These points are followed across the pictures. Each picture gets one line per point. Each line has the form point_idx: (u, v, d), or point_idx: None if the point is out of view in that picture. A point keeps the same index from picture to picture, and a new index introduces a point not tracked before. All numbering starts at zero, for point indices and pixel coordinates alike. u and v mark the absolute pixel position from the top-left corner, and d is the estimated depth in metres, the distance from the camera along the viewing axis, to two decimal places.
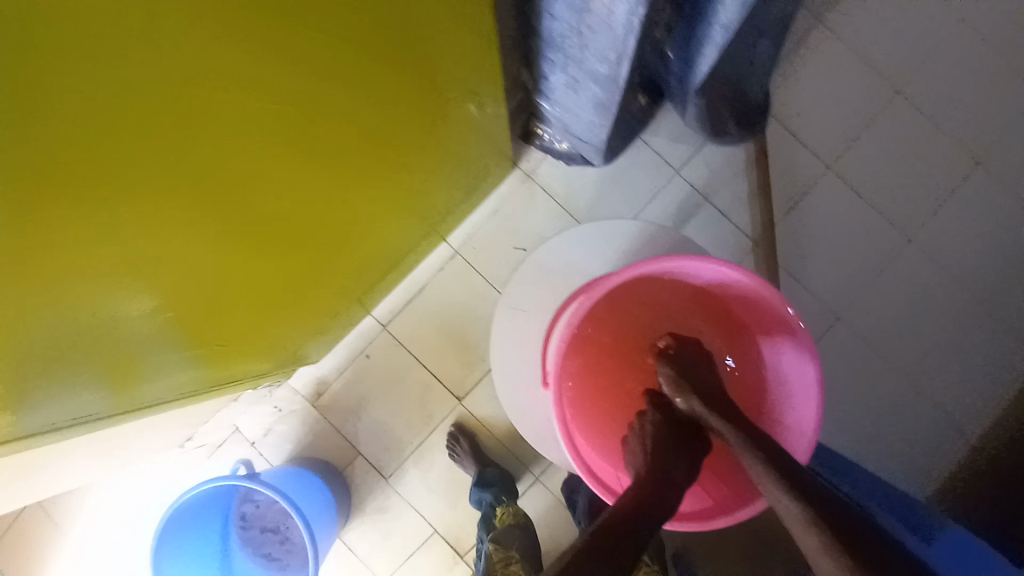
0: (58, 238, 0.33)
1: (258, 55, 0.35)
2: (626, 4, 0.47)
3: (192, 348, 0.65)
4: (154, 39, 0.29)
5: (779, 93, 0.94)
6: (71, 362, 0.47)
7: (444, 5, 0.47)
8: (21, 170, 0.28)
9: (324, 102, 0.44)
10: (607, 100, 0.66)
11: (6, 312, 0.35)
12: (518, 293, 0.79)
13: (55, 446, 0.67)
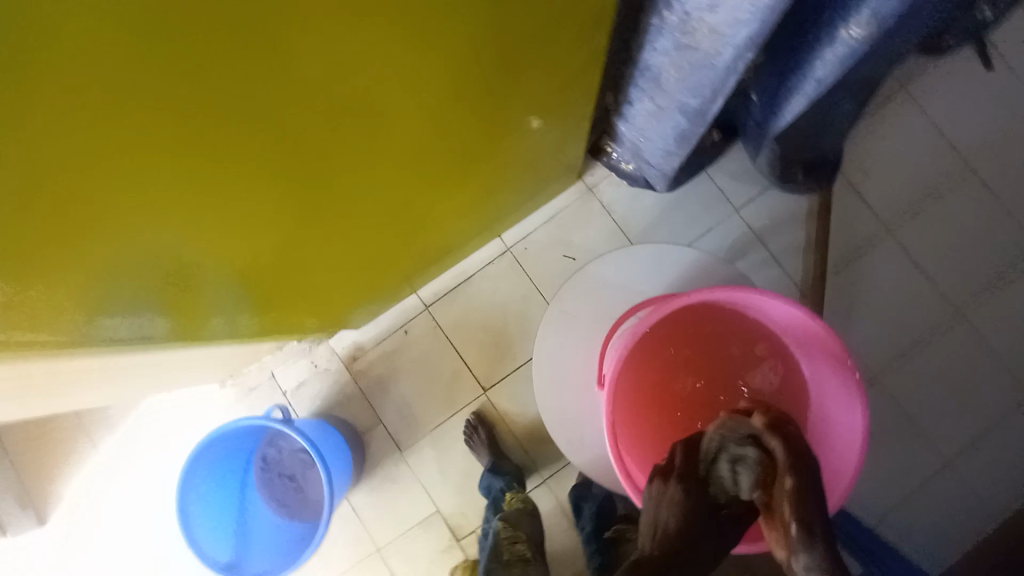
0: (206, 159, 0.39)
1: (409, 47, 0.40)
2: (736, 49, 0.50)
3: (262, 289, 0.70)
4: (331, 22, 0.33)
5: (852, 153, 0.95)
6: (171, 276, 0.53)
7: (567, 23, 0.51)
8: (200, 97, 0.33)
9: (445, 86, 0.48)
10: (689, 130, 0.69)
11: (144, 213, 0.40)
12: (570, 298, 0.82)
13: (118, 360, 0.73)
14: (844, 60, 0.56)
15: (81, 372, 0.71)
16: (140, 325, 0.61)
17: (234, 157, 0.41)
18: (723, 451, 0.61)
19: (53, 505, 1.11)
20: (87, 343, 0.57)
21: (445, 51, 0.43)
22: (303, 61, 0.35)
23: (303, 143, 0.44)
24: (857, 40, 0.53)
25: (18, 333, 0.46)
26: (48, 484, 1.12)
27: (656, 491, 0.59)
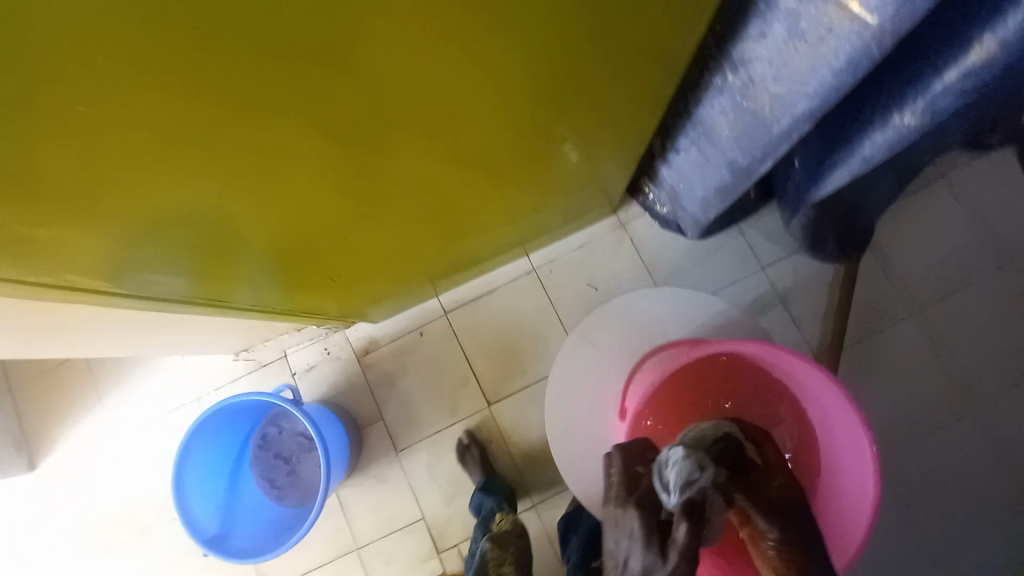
0: (283, 146, 0.41)
1: (486, 63, 0.43)
2: (791, 119, 0.52)
3: (298, 269, 0.72)
4: (426, 36, 0.36)
5: (884, 230, 0.97)
6: (224, 245, 0.55)
7: (632, 68, 0.54)
8: (294, 93, 0.36)
9: (508, 103, 0.51)
10: (732, 185, 0.71)
11: (218, 185, 0.43)
12: (594, 327, 0.82)
13: (148, 316, 0.75)
14: (892, 143, 0.58)
15: (108, 322, 0.72)
16: (175, 284, 0.63)
17: (311, 146, 0.43)
18: (663, 464, 0.59)
19: (46, 450, 1.13)
20: (125, 293, 0.59)
21: (516, 72, 0.46)
22: (392, 71, 0.38)
23: (374, 141, 0.47)
24: (910, 127, 0.55)
25: (66, 277, 0.48)
26: (45, 428, 1.13)
27: (615, 517, 0.59)
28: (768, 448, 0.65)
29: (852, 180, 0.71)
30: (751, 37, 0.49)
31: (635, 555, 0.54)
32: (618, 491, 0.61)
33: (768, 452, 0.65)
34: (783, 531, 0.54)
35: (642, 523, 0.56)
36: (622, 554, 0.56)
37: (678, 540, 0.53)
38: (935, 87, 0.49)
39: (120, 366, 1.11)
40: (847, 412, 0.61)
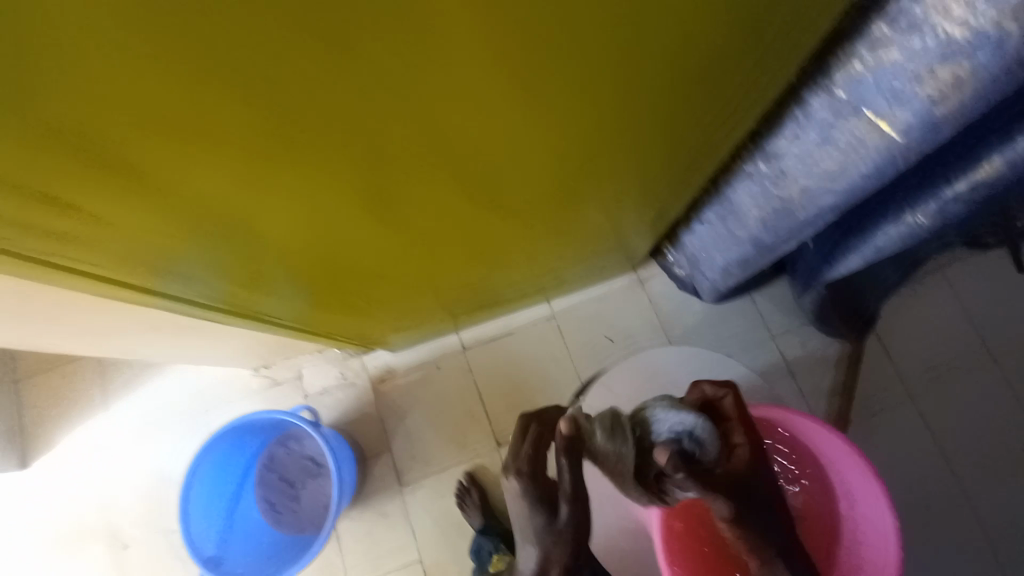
0: (372, 196, 0.46)
1: (558, 139, 0.48)
2: (818, 207, 0.58)
3: (339, 294, 0.76)
4: (517, 116, 0.42)
5: (887, 314, 1.02)
6: (286, 271, 0.59)
7: (676, 151, 0.61)
8: (397, 155, 0.40)
9: (565, 170, 0.57)
10: (753, 258, 0.76)
11: (307, 223, 0.47)
12: (616, 378, 0.88)
13: (184, 325, 0.77)
14: (904, 237, 0.64)
15: (144, 326, 0.74)
16: (212, 305, 0.63)
17: (397, 196, 0.47)
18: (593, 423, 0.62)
19: (42, 447, 1.11)
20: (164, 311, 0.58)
21: (580, 147, 0.52)
22: (481, 140, 0.43)
23: (445, 194, 0.52)
24: (922, 225, 0.61)
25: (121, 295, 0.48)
26: (45, 425, 1.12)
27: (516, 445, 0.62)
28: (728, 400, 0.65)
29: (864, 265, 0.77)
30: (786, 137, 0.55)
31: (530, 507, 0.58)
32: (525, 449, 0.61)
33: (729, 404, 0.66)
34: (729, 509, 0.58)
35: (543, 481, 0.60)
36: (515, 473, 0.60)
37: (566, 486, 0.57)
38: (946, 194, 0.56)
39: (132, 369, 1.11)
40: (863, 468, 0.65)
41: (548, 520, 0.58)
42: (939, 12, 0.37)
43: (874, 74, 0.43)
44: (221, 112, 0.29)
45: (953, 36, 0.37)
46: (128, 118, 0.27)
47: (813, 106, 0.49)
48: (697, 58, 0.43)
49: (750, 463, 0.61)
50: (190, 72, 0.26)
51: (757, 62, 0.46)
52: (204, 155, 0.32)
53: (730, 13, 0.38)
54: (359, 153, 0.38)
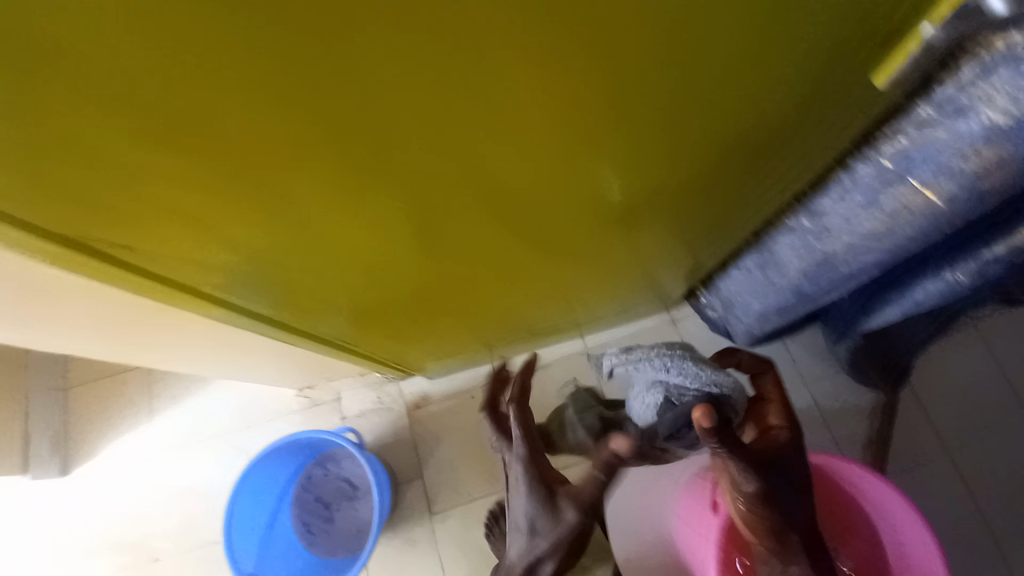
0: (448, 229, 0.50)
1: (621, 190, 0.53)
2: (861, 260, 0.61)
3: (394, 322, 0.80)
4: (587, 166, 0.46)
5: (922, 367, 1.03)
6: (355, 297, 0.63)
7: (724, 204, 0.65)
8: (478, 195, 0.45)
9: (620, 216, 0.61)
10: (791, 305, 0.79)
11: (385, 251, 0.52)
12: None
13: (242, 347, 0.81)
14: (943, 294, 0.66)
15: (208, 347, 0.78)
16: (263, 330, 0.67)
17: (474, 228, 0.52)
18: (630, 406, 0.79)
19: (81, 455, 1.13)
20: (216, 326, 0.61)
21: (638, 197, 0.56)
22: (553, 186, 0.48)
23: (510, 233, 0.56)
24: (961, 283, 0.63)
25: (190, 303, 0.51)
26: (87, 433, 1.14)
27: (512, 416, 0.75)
28: (766, 377, 0.68)
29: (901, 320, 0.79)
30: (832, 196, 0.59)
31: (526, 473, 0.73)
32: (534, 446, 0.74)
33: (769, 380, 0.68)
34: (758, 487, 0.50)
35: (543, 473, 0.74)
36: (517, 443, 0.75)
37: (577, 496, 0.72)
38: (984, 254, 0.59)
39: (178, 382, 1.15)
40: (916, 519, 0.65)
41: (551, 515, 0.73)
42: (984, 102, 0.41)
43: (920, 147, 0.47)
44: (363, 148, 0.35)
45: (996, 122, 0.41)
46: (290, 148, 0.33)
47: (860, 171, 0.54)
48: (758, 126, 0.48)
49: (790, 441, 0.57)
50: (351, 120, 0.32)
51: (810, 129, 0.50)
52: (336, 181, 0.38)
53: (791, 93, 0.44)
54: (457, 190, 0.43)
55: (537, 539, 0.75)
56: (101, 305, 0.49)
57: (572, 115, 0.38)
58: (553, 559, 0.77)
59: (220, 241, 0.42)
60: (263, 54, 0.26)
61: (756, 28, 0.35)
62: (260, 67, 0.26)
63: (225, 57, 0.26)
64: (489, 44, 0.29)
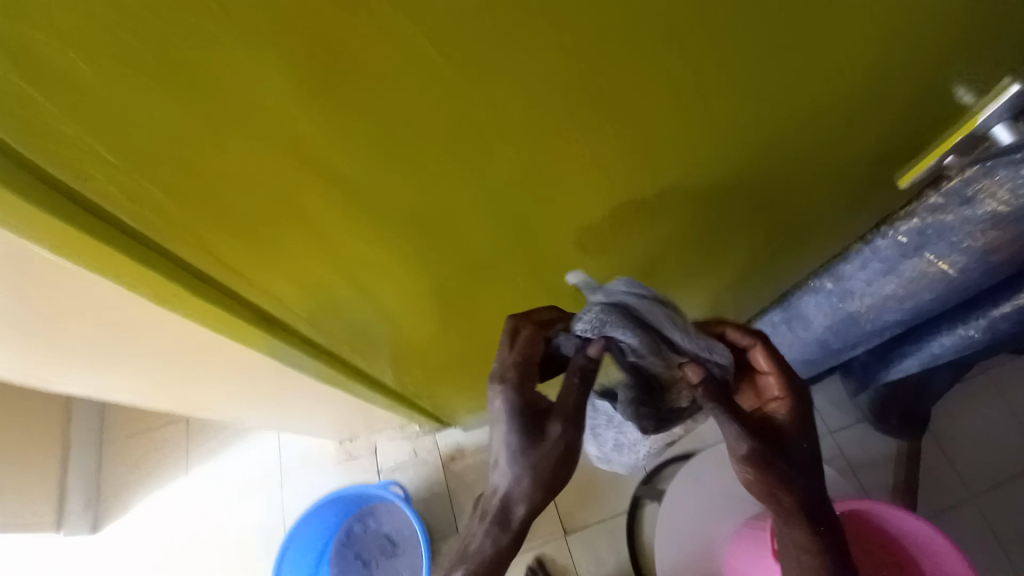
0: (520, 297, 0.56)
1: (676, 266, 0.59)
2: (884, 316, 0.68)
3: (445, 383, 0.83)
4: (649, 249, 0.53)
5: (940, 414, 1.07)
6: (421, 359, 0.67)
7: (758, 276, 0.71)
8: (554, 271, 0.51)
9: (669, 291, 0.66)
10: (817, 357, 0.84)
11: (461, 318, 0.57)
12: (700, 466, 0.84)
13: (293, 410, 0.83)
14: (959, 347, 0.72)
15: (264, 411, 0.80)
16: (302, 393, 0.69)
17: (539, 297, 0.57)
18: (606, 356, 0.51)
19: (113, 511, 1.12)
20: (255, 386, 0.63)
21: (686, 273, 0.62)
22: (617, 266, 0.54)
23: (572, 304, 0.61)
24: (974, 337, 0.70)
25: (248, 363, 0.53)
26: (121, 486, 1.14)
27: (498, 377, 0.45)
28: (758, 352, 0.49)
29: (919, 370, 0.84)
30: (853, 264, 0.64)
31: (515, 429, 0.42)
32: (532, 358, 0.46)
33: (761, 357, 0.49)
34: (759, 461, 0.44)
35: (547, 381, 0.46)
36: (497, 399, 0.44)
37: (565, 401, 0.42)
38: (993, 312, 0.65)
39: (215, 432, 1.17)
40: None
41: (531, 437, 0.42)
42: (988, 195, 0.49)
43: (934, 226, 0.54)
44: (476, 235, 0.41)
45: (998, 211, 0.50)
46: (415, 239, 0.39)
47: (880, 244, 0.60)
48: (787, 211, 0.52)
49: (790, 422, 0.47)
50: (470, 215, 0.38)
51: (833, 212, 0.56)
52: (442, 257, 0.43)
53: (828, 191, 0.51)
54: (537, 262, 0.49)
55: (503, 474, 0.42)
56: (193, 361, 0.53)
57: (635, 205, 0.44)
58: (535, 509, 0.42)
59: (331, 313, 0.47)
60: (433, 176, 0.33)
61: (803, 148, 0.42)
62: (411, 185, 0.33)
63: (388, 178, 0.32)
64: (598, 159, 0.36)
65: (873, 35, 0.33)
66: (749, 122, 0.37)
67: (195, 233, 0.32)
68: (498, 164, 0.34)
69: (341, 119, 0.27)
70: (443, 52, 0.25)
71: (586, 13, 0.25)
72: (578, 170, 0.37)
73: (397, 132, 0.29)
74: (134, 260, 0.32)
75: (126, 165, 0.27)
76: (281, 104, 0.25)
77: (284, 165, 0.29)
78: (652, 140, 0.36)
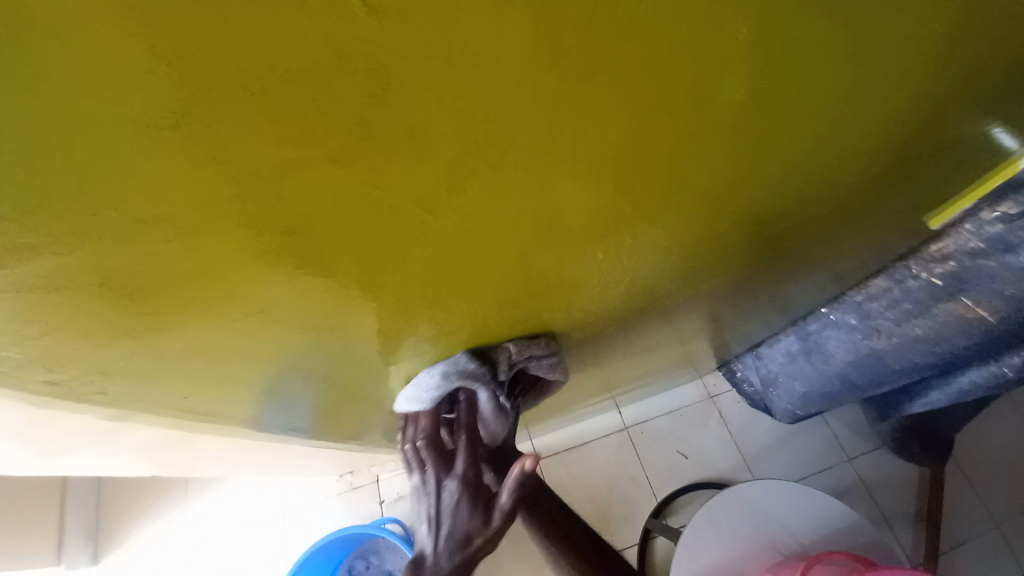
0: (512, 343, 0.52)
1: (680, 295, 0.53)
2: (913, 357, 0.63)
3: None
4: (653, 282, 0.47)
5: (961, 439, 1.03)
6: None
7: (772, 305, 0.66)
8: (537, 314, 0.46)
9: (672, 321, 0.61)
10: (836, 389, 0.78)
11: None
12: (716, 514, 0.81)
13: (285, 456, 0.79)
14: (992, 382, 0.67)
15: (257, 459, 0.76)
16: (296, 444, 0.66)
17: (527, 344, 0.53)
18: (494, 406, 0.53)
19: (111, 547, 1.08)
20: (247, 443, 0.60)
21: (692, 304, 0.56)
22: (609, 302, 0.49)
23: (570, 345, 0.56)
24: (1007, 374, 0.65)
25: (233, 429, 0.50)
26: (118, 522, 1.10)
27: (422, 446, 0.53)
28: None
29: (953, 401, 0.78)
30: (867, 293, 0.63)
31: (462, 500, 0.50)
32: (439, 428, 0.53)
33: None
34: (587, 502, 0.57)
35: (424, 435, 0.53)
36: (426, 453, 0.53)
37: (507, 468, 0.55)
38: None
39: None
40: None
41: (474, 507, 0.50)
42: None
43: (972, 271, 0.51)
44: (457, 293, 0.37)
45: None
46: (388, 306, 0.35)
47: (910, 285, 0.57)
48: (805, 239, 0.48)
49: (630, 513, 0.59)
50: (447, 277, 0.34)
51: (846, 245, 0.53)
52: (434, 317, 0.40)
53: (858, 215, 0.46)
54: (541, 311, 0.46)
55: (445, 537, 0.49)
56: (178, 433, 0.50)
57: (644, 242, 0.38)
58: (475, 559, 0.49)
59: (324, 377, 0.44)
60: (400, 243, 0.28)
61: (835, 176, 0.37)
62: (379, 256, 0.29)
63: (343, 255, 0.28)
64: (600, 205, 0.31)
65: (905, 99, 0.30)
66: (764, 187, 0.35)
67: (157, 326, 0.28)
68: (501, 241, 0.32)
69: (333, 216, 0.24)
70: (442, 147, 0.22)
71: (583, 90, 0.22)
72: (578, 218, 0.32)
73: (359, 206, 0.24)
74: (91, 352, 0.29)
75: (68, 284, 0.23)
76: (260, 208, 0.22)
77: (218, 251, 0.24)
78: (664, 185, 0.31)
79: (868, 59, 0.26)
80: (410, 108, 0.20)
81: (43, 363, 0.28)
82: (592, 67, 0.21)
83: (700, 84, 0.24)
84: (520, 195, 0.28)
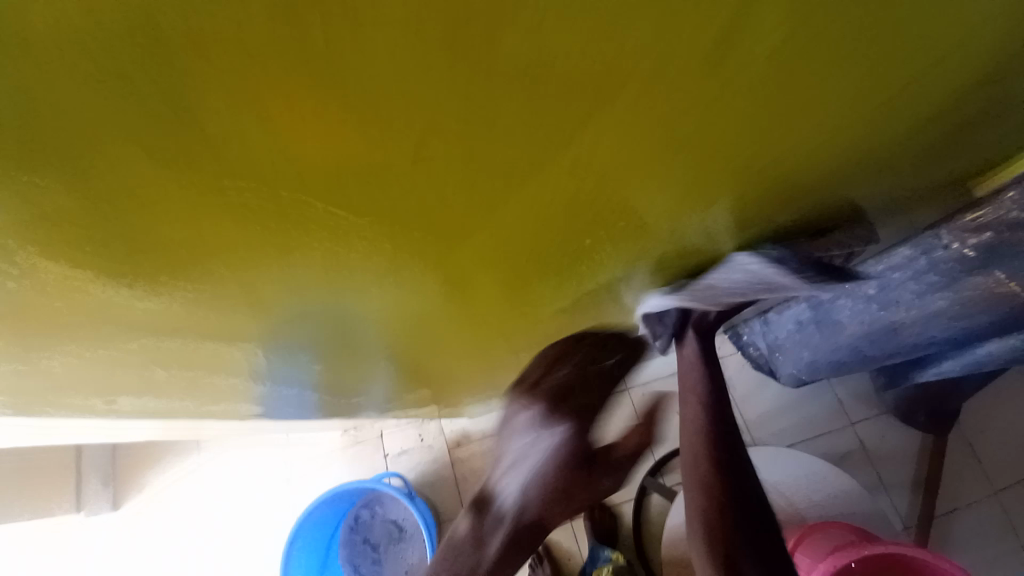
0: (499, 310, 0.50)
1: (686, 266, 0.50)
2: (928, 328, 0.59)
3: (441, 391, 0.79)
4: (647, 252, 0.44)
5: (971, 409, 1.00)
6: (409, 371, 0.63)
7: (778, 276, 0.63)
8: (524, 282, 0.44)
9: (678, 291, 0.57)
10: (845, 359, 0.75)
11: (442, 331, 0.52)
12: None
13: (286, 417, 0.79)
14: (1013, 353, 0.63)
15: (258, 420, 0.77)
16: (297, 404, 0.66)
17: (516, 310, 0.51)
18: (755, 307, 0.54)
19: (133, 492, 1.14)
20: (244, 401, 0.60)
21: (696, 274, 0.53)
22: (603, 270, 0.46)
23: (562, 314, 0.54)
24: None
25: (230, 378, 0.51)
26: (134, 472, 1.15)
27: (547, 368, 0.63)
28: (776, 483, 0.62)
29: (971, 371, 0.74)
30: (886, 264, 0.58)
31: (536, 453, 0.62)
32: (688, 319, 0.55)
33: None
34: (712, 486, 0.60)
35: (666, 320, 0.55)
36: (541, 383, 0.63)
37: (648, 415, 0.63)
38: None
39: None
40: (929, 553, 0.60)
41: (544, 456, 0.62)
42: None
43: (1008, 243, 0.46)
44: (432, 259, 0.35)
45: None
46: (355, 269, 0.34)
47: (937, 256, 0.52)
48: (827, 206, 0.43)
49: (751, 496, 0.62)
50: (415, 243, 0.32)
51: (866, 213, 0.48)
52: (412, 281, 0.38)
53: (886, 178, 0.41)
54: (532, 277, 0.44)
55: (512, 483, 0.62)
56: (169, 393, 0.50)
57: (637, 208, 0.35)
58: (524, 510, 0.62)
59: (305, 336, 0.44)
60: (354, 207, 0.26)
61: (858, 133, 0.33)
62: (335, 220, 0.27)
63: (294, 218, 0.26)
64: (575, 166, 0.28)
65: (894, 84, 0.28)
66: (774, 148, 0.31)
67: (122, 281, 0.28)
68: (468, 208, 0.29)
69: (308, 188, 0.24)
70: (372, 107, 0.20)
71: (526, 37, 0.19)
72: (552, 180, 0.29)
73: (294, 168, 0.22)
74: (57, 300, 0.28)
75: (16, 241, 0.23)
76: (213, 190, 0.22)
77: (159, 213, 0.23)
78: (647, 145, 0.28)
79: (867, 27, 0.23)
80: (340, 82, 0.19)
81: (12, 307, 0.28)
82: (524, 53, 0.20)
83: (655, 77, 0.23)
84: (496, 181, 0.28)
